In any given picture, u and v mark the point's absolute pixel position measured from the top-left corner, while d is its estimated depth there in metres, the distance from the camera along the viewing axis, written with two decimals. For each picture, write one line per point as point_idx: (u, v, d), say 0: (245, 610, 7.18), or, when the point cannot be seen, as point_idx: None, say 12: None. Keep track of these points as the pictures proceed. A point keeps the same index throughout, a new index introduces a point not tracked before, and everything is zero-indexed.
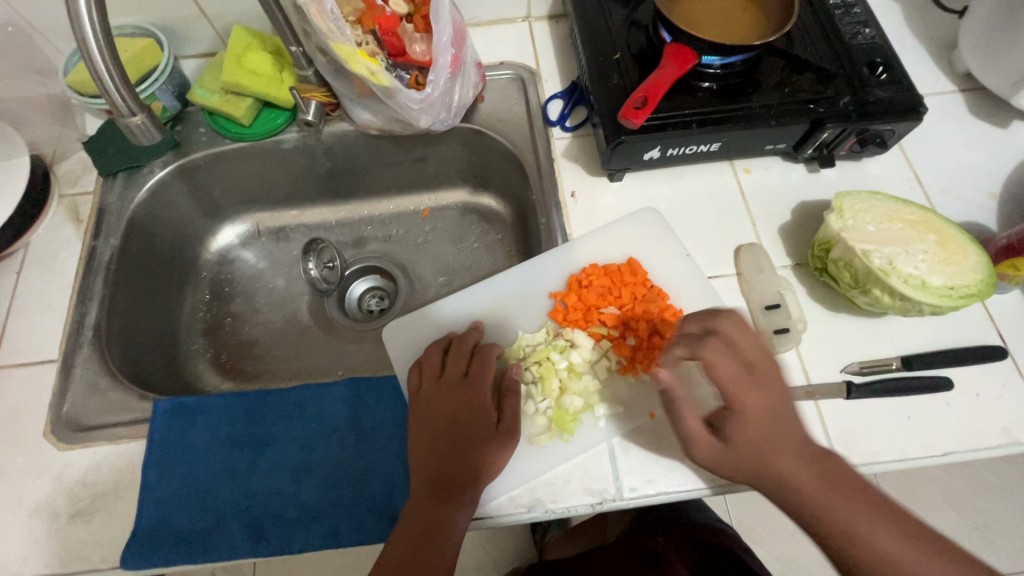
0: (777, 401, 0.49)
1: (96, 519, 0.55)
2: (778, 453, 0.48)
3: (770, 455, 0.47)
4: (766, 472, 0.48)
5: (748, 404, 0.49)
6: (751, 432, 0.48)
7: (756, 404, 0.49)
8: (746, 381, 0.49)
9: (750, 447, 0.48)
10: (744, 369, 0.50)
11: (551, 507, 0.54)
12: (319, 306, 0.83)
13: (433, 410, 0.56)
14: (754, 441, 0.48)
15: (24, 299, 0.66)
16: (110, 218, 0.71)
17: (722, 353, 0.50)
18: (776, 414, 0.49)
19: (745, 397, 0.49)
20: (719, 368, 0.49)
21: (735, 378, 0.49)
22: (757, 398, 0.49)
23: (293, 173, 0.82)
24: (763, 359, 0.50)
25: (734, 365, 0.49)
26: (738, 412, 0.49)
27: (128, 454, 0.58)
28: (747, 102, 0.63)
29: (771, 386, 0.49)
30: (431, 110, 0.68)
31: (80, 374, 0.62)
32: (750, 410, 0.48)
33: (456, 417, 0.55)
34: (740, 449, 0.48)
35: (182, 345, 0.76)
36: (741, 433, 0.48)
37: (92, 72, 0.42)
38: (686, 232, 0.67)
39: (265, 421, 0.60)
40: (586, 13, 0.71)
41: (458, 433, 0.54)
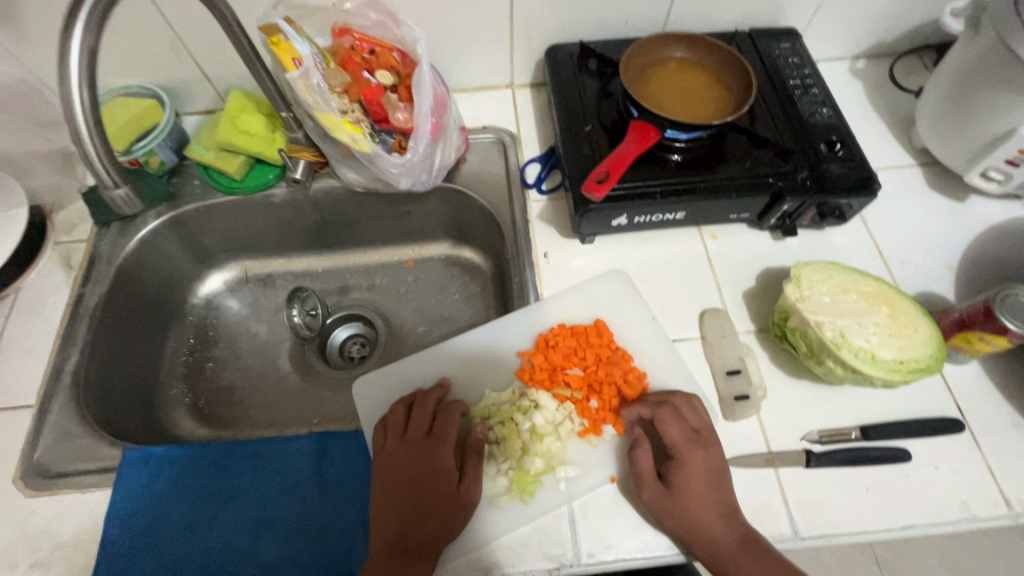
0: (711, 464, 0.55)
1: (53, 570, 0.55)
2: (709, 514, 0.52)
3: (706, 514, 0.52)
4: (699, 535, 0.52)
5: (689, 464, 0.54)
6: (693, 488, 0.53)
7: (699, 461, 0.54)
8: (694, 442, 0.55)
9: (691, 503, 0.52)
10: (693, 433, 0.56)
11: (508, 571, 0.54)
12: (300, 353, 0.85)
13: (404, 462, 0.57)
14: (691, 500, 0.53)
15: (11, 341, 0.69)
16: (99, 266, 0.74)
17: (673, 417, 0.57)
18: (712, 475, 0.54)
19: (690, 455, 0.55)
20: (671, 427, 0.56)
21: (686, 439, 0.55)
22: (700, 456, 0.55)
23: (283, 225, 0.85)
24: (707, 425, 0.57)
25: (685, 430, 0.56)
26: (684, 468, 0.54)
27: (92, 503, 0.58)
28: (710, 174, 0.67)
29: (715, 450, 0.55)
30: (411, 173, 0.71)
31: (54, 420, 0.63)
32: (691, 470, 0.54)
33: (428, 471, 0.56)
34: (684, 506, 0.52)
35: (161, 390, 0.77)
36: (685, 488, 0.53)
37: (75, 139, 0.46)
38: (653, 294, 0.69)
39: (230, 473, 0.61)
40: (562, 85, 0.76)
41: (430, 487, 0.55)
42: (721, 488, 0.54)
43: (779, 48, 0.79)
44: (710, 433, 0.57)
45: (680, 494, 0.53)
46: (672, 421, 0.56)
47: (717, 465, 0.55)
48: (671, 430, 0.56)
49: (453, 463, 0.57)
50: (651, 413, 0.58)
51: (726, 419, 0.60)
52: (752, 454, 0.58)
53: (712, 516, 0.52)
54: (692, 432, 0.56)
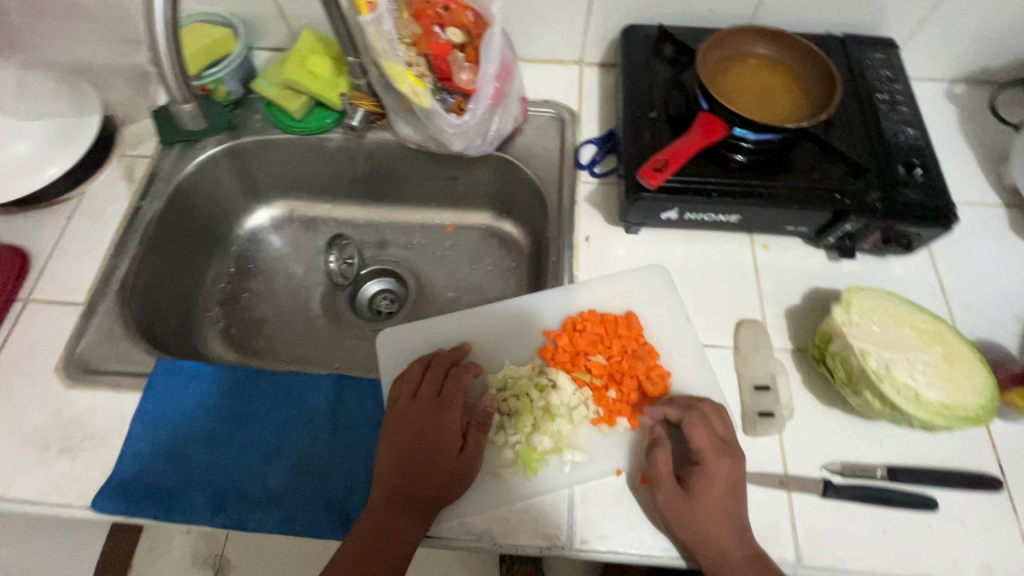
0: (731, 476, 0.53)
1: (80, 457, 0.58)
2: (719, 524, 0.51)
3: (717, 524, 0.51)
4: (707, 544, 0.51)
5: (708, 471, 0.53)
6: (710, 496, 0.52)
7: (722, 471, 0.53)
8: (718, 451, 0.54)
9: (706, 513, 0.51)
10: (719, 442, 0.54)
11: (500, 541, 0.54)
12: (331, 298, 0.87)
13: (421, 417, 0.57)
14: (705, 505, 0.51)
15: (69, 241, 0.72)
16: (158, 182, 0.77)
17: (701, 423, 0.55)
18: (733, 488, 0.53)
19: (714, 464, 0.53)
20: (699, 432, 0.54)
21: (710, 448, 0.54)
22: (724, 467, 0.53)
23: (333, 170, 0.86)
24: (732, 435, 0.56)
25: (710, 438, 0.54)
26: (707, 476, 0.52)
27: (123, 403, 0.61)
28: (773, 181, 0.64)
29: (740, 463, 0.54)
30: (466, 136, 0.71)
31: (98, 320, 0.66)
32: (710, 477, 0.52)
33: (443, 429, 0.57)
34: (698, 512, 0.51)
35: (197, 310, 0.81)
36: (702, 495, 0.52)
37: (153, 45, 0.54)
38: (691, 295, 0.67)
39: (249, 398, 0.63)
40: (632, 68, 0.73)
41: (442, 445, 0.56)
42: (738, 504, 0.52)
43: (871, 59, 0.74)
44: (735, 445, 0.55)
45: (696, 499, 0.52)
46: (700, 427, 0.54)
47: (739, 478, 0.53)
48: (698, 437, 0.54)
49: (461, 425, 0.58)
50: (678, 416, 0.56)
51: (745, 433, 0.58)
52: (766, 473, 0.56)
53: (722, 526, 0.51)
54: (719, 441, 0.54)
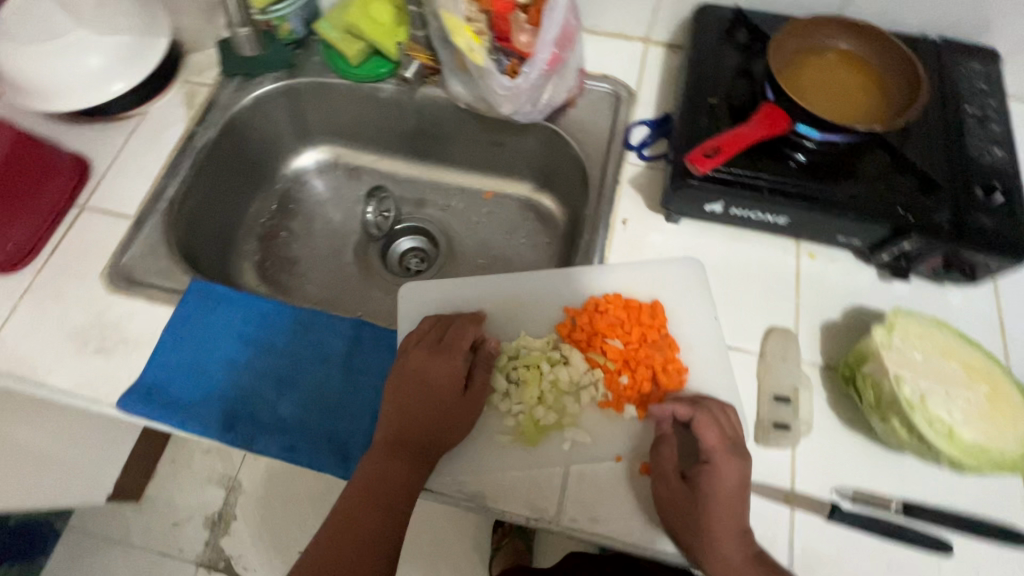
0: (740, 478, 0.50)
1: (113, 359, 0.62)
2: (722, 528, 0.49)
3: (721, 526, 0.49)
4: (706, 545, 0.49)
5: (715, 471, 0.50)
6: (716, 496, 0.50)
7: (731, 473, 0.50)
8: (728, 453, 0.51)
9: (709, 515, 0.49)
10: (728, 443, 0.52)
11: (490, 505, 0.54)
12: (363, 247, 0.88)
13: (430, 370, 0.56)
14: (708, 506, 0.49)
15: (127, 158, 0.75)
16: (215, 111, 0.79)
17: (711, 423, 0.52)
18: (741, 492, 0.50)
19: (723, 466, 0.50)
20: (708, 433, 0.52)
21: (718, 450, 0.51)
22: (734, 470, 0.50)
23: (382, 122, 0.87)
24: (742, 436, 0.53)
25: (720, 440, 0.52)
26: (714, 478, 0.50)
27: (156, 316, 0.64)
28: (832, 186, 0.60)
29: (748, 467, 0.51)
30: (516, 100, 0.69)
31: (144, 235, 0.70)
32: (716, 477, 0.50)
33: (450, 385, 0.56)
34: (700, 513, 0.49)
35: (236, 240, 0.84)
36: (706, 495, 0.50)
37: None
38: (723, 294, 0.64)
39: (271, 329, 0.65)
40: (700, 49, 0.70)
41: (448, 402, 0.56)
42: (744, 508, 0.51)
43: (966, 69, 0.67)
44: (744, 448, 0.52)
45: (700, 498, 0.50)
46: (711, 425, 0.52)
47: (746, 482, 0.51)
48: (708, 436, 0.52)
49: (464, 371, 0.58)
50: (689, 412, 0.54)
51: (756, 442, 0.56)
52: (772, 486, 0.54)
53: (725, 530, 0.49)
54: (730, 442, 0.52)
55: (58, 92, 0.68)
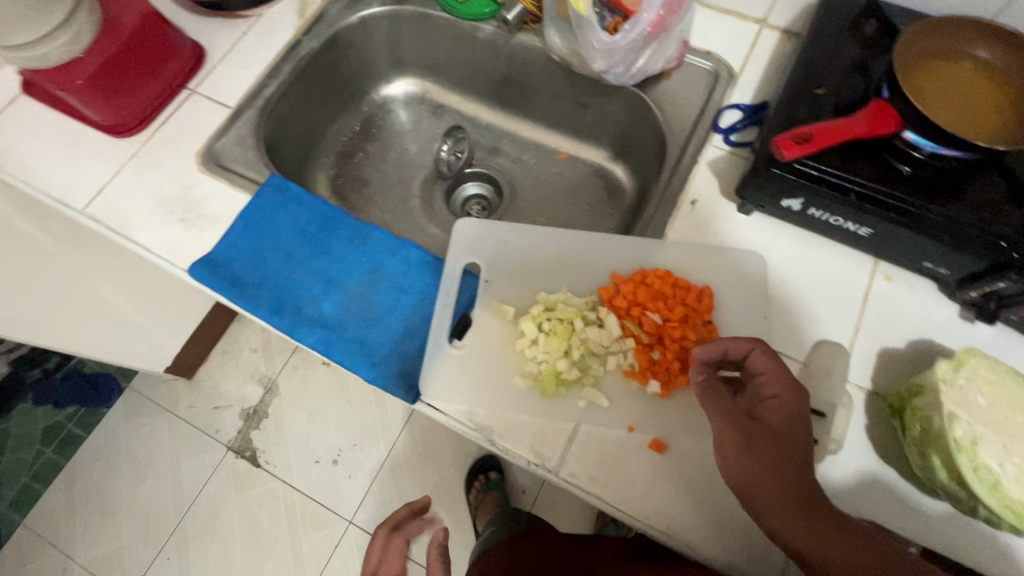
0: (802, 414, 0.48)
1: (191, 230, 0.68)
2: (792, 468, 0.46)
3: (793, 466, 0.46)
4: (782, 486, 0.45)
5: (775, 405, 0.48)
6: (784, 435, 0.47)
7: (796, 410, 0.48)
8: (786, 389, 0.49)
9: (776, 449, 0.46)
10: (785, 378, 0.49)
11: (495, 440, 0.56)
12: (431, 184, 0.91)
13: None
14: (775, 443, 0.47)
15: (237, 53, 0.80)
16: (322, 24, 0.82)
17: (767, 357, 0.50)
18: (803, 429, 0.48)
19: (784, 398, 0.48)
20: (762, 366, 0.49)
21: (774, 389, 0.49)
22: (793, 405, 0.48)
23: (474, 63, 0.88)
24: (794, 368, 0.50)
25: (775, 379, 0.49)
26: (775, 411, 0.48)
27: (236, 200, 0.70)
28: (929, 202, 0.55)
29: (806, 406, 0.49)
30: (609, 58, 0.68)
31: (239, 126, 0.75)
32: (781, 412, 0.48)
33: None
34: (768, 450, 0.46)
35: (318, 152, 0.88)
36: (772, 433, 0.47)
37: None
38: (780, 296, 0.61)
39: (332, 234, 0.68)
40: (819, 36, 0.65)
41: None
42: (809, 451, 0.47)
43: None
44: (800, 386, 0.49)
45: (768, 435, 0.47)
46: (768, 359, 0.49)
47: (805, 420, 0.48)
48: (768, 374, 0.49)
49: None
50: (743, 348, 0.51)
51: None
52: None
53: (797, 471, 0.46)
54: (789, 378, 0.49)
55: None
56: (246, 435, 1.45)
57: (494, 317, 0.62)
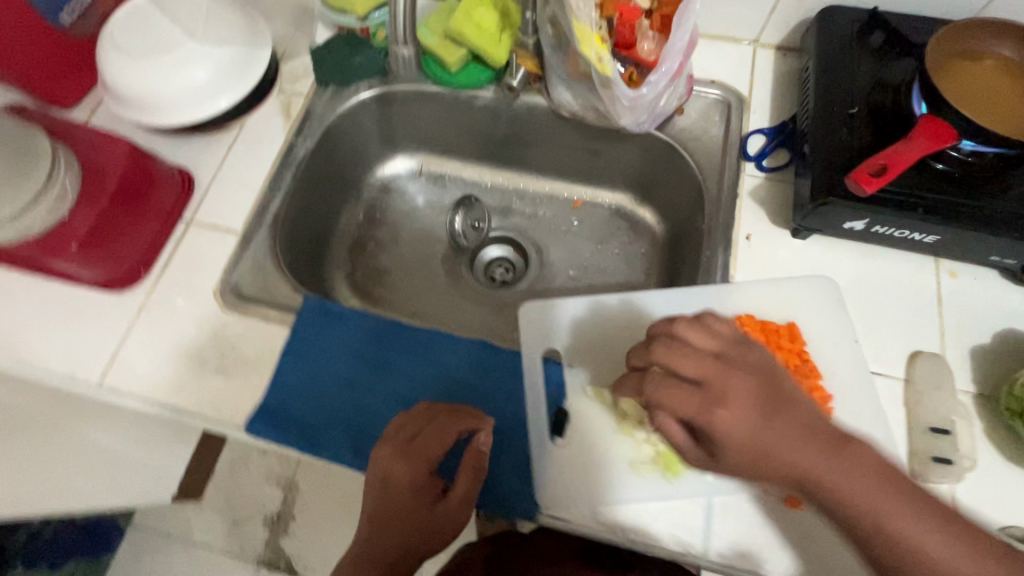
0: (750, 397, 0.45)
1: (233, 380, 0.61)
2: (757, 435, 0.44)
3: (760, 444, 0.44)
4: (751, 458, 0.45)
5: (726, 413, 0.44)
6: (767, 437, 0.45)
7: (751, 415, 0.45)
8: (705, 398, 0.44)
9: (731, 442, 0.44)
10: (714, 362, 0.45)
11: (633, 537, 0.53)
12: (453, 259, 0.87)
13: (378, 470, 0.53)
14: (754, 452, 0.44)
15: (228, 170, 0.73)
16: (312, 122, 0.77)
17: (682, 351, 0.46)
18: (756, 402, 0.45)
19: (722, 385, 0.45)
20: (684, 362, 0.45)
21: (699, 404, 0.44)
22: (734, 382, 0.45)
23: (471, 129, 0.85)
24: (714, 370, 0.45)
25: (689, 392, 0.44)
26: (715, 400, 0.44)
27: (274, 334, 0.64)
28: (986, 201, 0.56)
29: (744, 378, 0.45)
30: (636, 111, 0.66)
31: (254, 251, 0.69)
32: (736, 420, 0.44)
33: (413, 495, 0.52)
34: (728, 452, 0.45)
35: (330, 253, 0.83)
36: (731, 444, 0.44)
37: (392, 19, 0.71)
38: (862, 315, 0.61)
39: (390, 350, 0.63)
40: (831, 54, 0.66)
41: (417, 512, 0.52)
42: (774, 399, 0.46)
43: None
44: (735, 366, 0.46)
45: (729, 446, 0.44)
46: (682, 358, 0.45)
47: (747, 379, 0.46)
48: (664, 391, 0.45)
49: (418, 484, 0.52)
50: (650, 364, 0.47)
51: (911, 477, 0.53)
52: None
53: (772, 434, 0.45)
54: (703, 361, 0.45)
55: (170, 106, 0.67)
56: (276, 545, 1.33)
57: (591, 403, 0.59)
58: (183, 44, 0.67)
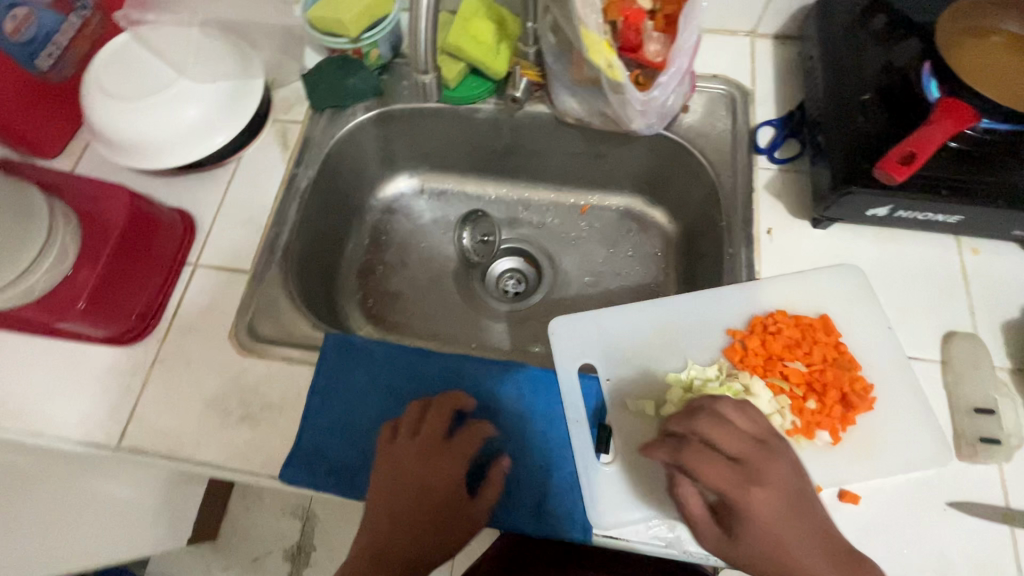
0: (788, 493, 0.43)
1: (260, 426, 0.59)
2: (786, 526, 0.42)
3: (782, 540, 0.42)
4: (767, 553, 0.42)
5: (760, 497, 0.42)
6: (790, 536, 0.43)
7: (781, 512, 0.43)
8: (743, 477, 0.43)
9: (755, 531, 0.42)
10: (754, 445, 0.44)
11: (691, 549, 0.52)
12: (465, 276, 0.85)
13: (416, 466, 0.51)
14: (777, 547, 0.42)
15: (230, 208, 0.71)
16: (311, 149, 0.75)
17: (718, 426, 0.45)
18: (794, 496, 0.43)
19: (762, 467, 0.43)
20: (724, 437, 0.44)
21: (735, 480, 0.42)
22: (774, 471, 0.43)
23: (472, 142, 0.83)
24: (754, 450, 0.44)
25: (727, 467, 0.43)
26: (753, 485, 0.43)
27: (298, 374, 0.61)
28: (1008, 176, 0.56)
29: (784, 473, 0.44)
30: (646, 113, 0.66)
31: (266, 289, 0.66)
32: (768, 507, 0.42)
33: (453, 493, 0.50)
34: (748, 539, 0.43)
35: (339, 281, 0.81)
36: (758, 530, 0.42)
37: (410, 27, 0.56)
38: (892, 301, 0.61)
39: (420, 380, 0.61)
40: (834, 42, 0.66)
41: (445, 506, 0.50)
42: (806, 500, 0.44)
43: None
44: (776, 455, 0.44)
45: (751, 531, 0.43)
46: (724, 433, 0.44)
47: (786, 472, 0.44)
48: (700, 461, 0.43)
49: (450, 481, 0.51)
50: (688, 430, 0.45)
51: (960, 459, 0.53)
52: (986, 505, 0.51)
53: (796, 530, 0.43)
54: (747, 442, 0.44)
55: (165, 147, 0.65)
56: None
57: (632, 414, 0.58)
58: (173, 82, 0.64)
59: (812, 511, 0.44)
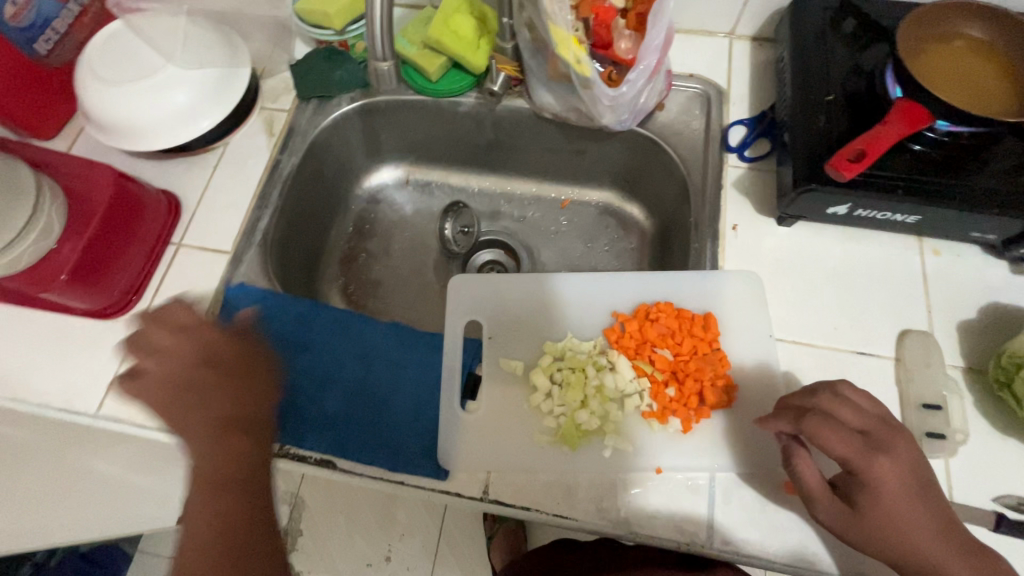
0: (910, 466, 0.47)
1: None
2: (906, 497, 0.45)
3: (904, 509, 0.45)
4: (889, 524, 0.45)
5: (880, 466, 0.46)
6: (906, 507, 0.45)
7: (900, 485, 0.46)
8: (867, 448, 0.46)
9: (879, 503, 0.45)
10: (877, 422, 0.48)
11: (638, 532, 0.53)
12: (444, 265, 0.86)
13: (181, 350, 0.52)
14: (898, 516, 0.45)
15: (214, 192, 0.73)
16: (296, 137, 0.77)
17: (838, 403, 0.48)
18: (914, 472, 0.46)
19: (883, 441, 0.47)
20: (845, 412, 0.47)
21: (857, 449, 0.46)
22: (898, 446, 0.47)
23: (456, 136, 0.85)
24: (878, 425, 0.47)
25: (850, 437, 0.46)
26: (876, 459, 0.46)
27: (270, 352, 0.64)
28: (965, 179, 0.57)
29: (903, 453, 0.47)
30: (617, 109, 0.68)
31: (245, 270, 0.69)
32: (893, 478, 0.46)
33: (239, 346, 0.55)
34: (874, 510, 0.45)
35: (320, 267, 0.83)
36: (883, 500, 0.45)
37: (370, 32, 0.68)
38: (850, 298, 0.62)
39: (374, 360, 0.63)
40: (805, 43, 0.67)
41: (228, 361, 0.54)
42: (921, 475, 0.47)
43: None
44: (896, 433, 0.48)
45: (876, 502, 0.45)
46: (848, 410, 0.47)
47: (899, 446, 0.47)
48: (826, 430, 0.46)
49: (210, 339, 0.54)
50: (809, 402, 0.49)
51: None
52: None
53: (914, 502, 0.46)
54: (871, 417, 0.48)
55: (151, 130, 0.67)
56: None
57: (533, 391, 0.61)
58: (161, 68, 0.67)
59: (925, 485, 0.47)
